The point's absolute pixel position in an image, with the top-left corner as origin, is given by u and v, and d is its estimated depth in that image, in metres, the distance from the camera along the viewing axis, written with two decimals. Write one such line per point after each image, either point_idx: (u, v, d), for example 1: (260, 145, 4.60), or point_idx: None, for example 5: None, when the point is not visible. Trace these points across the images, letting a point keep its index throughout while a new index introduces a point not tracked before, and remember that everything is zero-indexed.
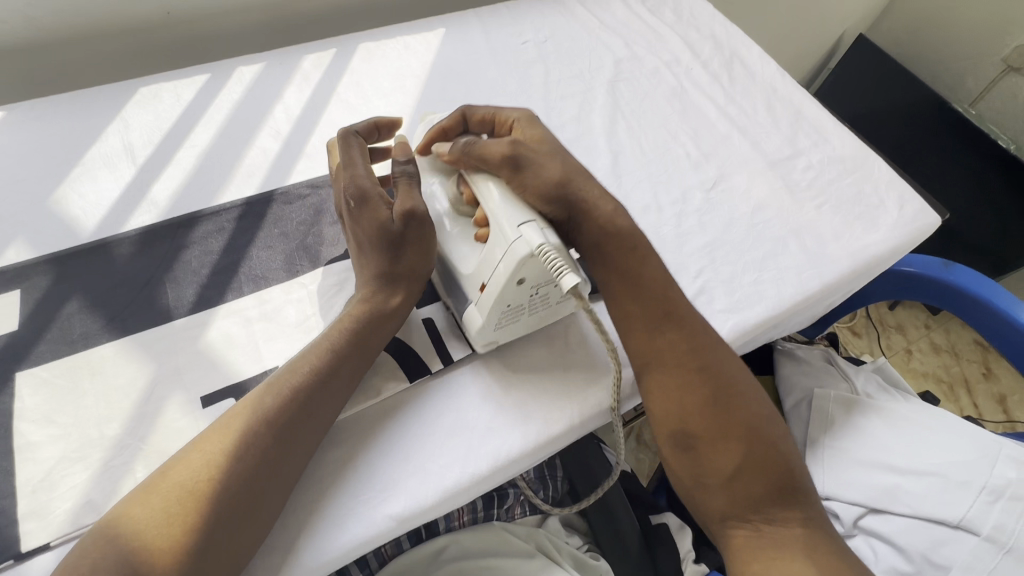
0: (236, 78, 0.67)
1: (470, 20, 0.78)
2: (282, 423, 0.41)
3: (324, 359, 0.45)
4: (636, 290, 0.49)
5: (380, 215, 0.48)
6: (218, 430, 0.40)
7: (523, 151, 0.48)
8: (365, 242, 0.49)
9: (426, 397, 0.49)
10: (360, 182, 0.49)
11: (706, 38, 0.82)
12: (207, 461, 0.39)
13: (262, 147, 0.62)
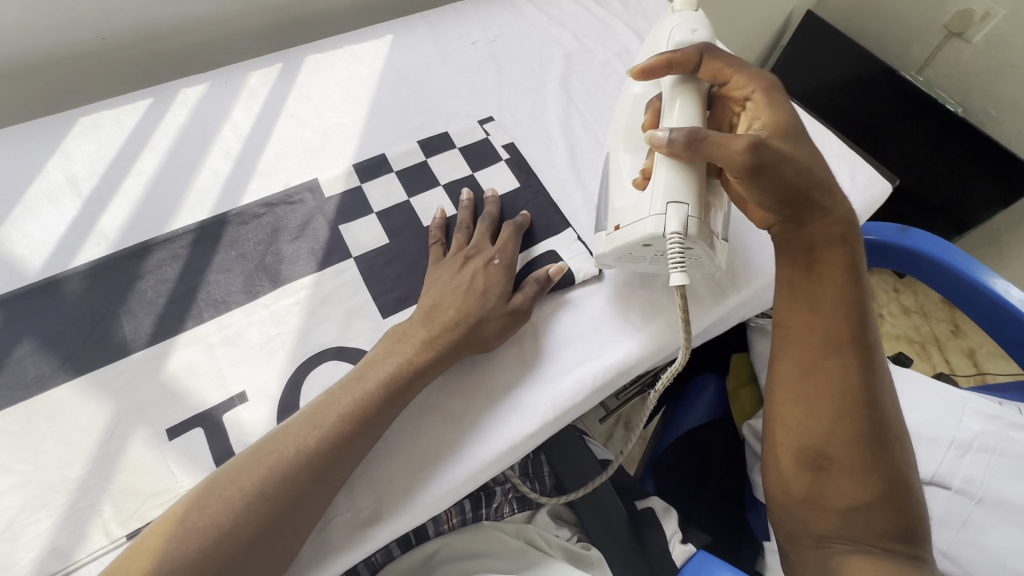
0: (181, 101, 0.65)
1: (417, 24, 0.78)
2: (328, 449, 0.42)
3: (379, 386, 0.46)
4: (823, 302, 0.49)
5: (501, 287, 0.52)
6: (266, 450, 0.42)
7: (766, 151, 0.45)
8: (475, 294, 0.51)
9: (482, 398, 0.50)
10: (508, 255, 0.54)
11: (653, 26, 0.83)
12: (246, 484, 0.40)
13: (212, 169, 0.60)
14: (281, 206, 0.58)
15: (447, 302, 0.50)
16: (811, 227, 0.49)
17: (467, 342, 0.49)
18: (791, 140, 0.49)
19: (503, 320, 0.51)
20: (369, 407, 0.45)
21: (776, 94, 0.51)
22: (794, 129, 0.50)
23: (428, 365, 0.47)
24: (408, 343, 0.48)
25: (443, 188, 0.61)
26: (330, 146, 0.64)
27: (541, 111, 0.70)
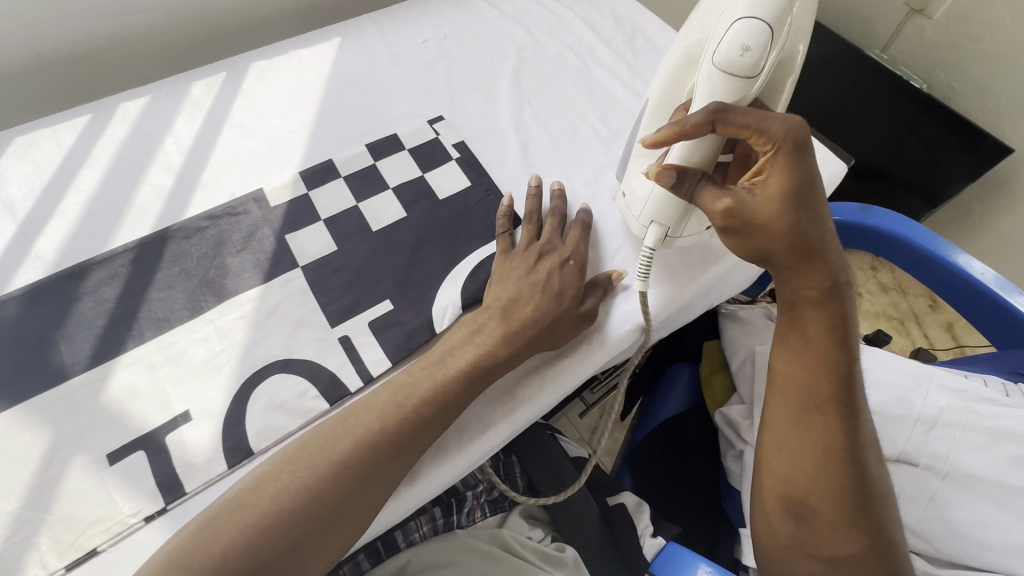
0: (121, 115, 0.64)
1: (365, 26, 0.76)
2: (393, 451, 0.42)
3: (420, 400, 0.43)
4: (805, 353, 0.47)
5: (574, 288, 0.50)
6: (328, 445, 0.41)
7: (737, 225, 0.43)
8: (550, 291, 0.49)
9: (472, 428, 0.47)
10: (577, 255, 0.53)
11: (606, 16, 0.82)
12: (309, 477, 0.40)
13: (154, 184, 0.59)
14: (225, 219, 0.56)
15: (525, 296, 0.49)
16: (793, 287, 0.46)
17: (539, 344, 0.48)
18: (800, 203, 0.42)
19: (574, 320, 0.49)
20: (434, 410, 0.44)
21: (801, 148, 0.40)
22: (808, 189, 0.41)
23: (493, 368, 0.46)
24: (473, 339, 0.47)
25: (392, 191, 0.60)
26: (276, 154, 0.62)
27: (492, 108, 0.69)
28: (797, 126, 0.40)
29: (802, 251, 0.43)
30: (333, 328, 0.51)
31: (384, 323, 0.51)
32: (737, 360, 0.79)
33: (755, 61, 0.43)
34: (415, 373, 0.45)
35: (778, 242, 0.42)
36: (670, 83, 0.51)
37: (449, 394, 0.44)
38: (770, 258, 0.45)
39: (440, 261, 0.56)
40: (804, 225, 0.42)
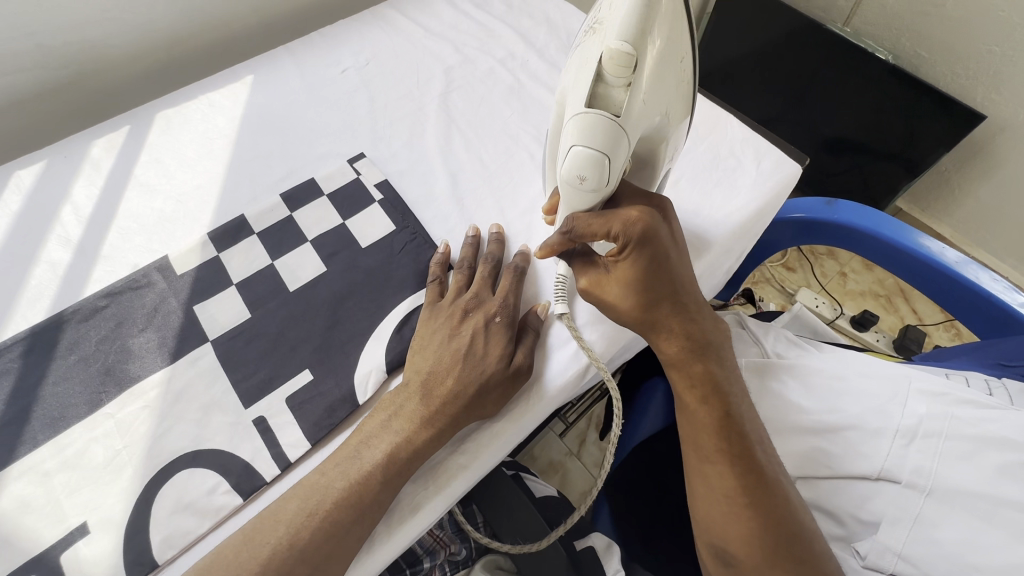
0: (13, 185, 0.59)
1: (279, 58, 0.71)
2: (311, 566, 0.38)
3: (339, 496, 0.40)
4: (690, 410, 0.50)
5: (497, 347, 0.47)
6: (232, 569, 0.38)
7: (595, 299, 0.49)
8: (473, 358, 0.46)
9: (405, 507, 0.44)
10: (504, 308, 0.49)
11: (539, 23, 0.77)
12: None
13: (50, 261, 0.54)
14: (126, 294, 0.52)
15: (440, 365, 0.46)
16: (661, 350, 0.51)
17: (466, 418, 0.45)
18: (647, 281, 0.46)
19: (499, 386, 0.46)
20: (351, 508, 0.40)
21: (644, 242, 0.44)
22: (653, 269, 0.46)
23: (421, 447, 0.43)
24: (393, 424, 0.44)
25: (311, 244, 0.56)
26: (184, 214, 0.58)
27: (418, 139, 0.65)
28: (637, 223, 0.44)
29: (654, 320, 0.48)
30: (248, 409, 0.47)
31: (303, 397, 0.47)
32: None
33: (595, 188, 0.39)
34: (327, 472, 0.42)
35: (626, 316, 0.48)
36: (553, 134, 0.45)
37: (369, 490, 0.41)
38: (632, 326, 0.50)
39: (363, 319, 0.52)
40: (651, 298, 0.47)
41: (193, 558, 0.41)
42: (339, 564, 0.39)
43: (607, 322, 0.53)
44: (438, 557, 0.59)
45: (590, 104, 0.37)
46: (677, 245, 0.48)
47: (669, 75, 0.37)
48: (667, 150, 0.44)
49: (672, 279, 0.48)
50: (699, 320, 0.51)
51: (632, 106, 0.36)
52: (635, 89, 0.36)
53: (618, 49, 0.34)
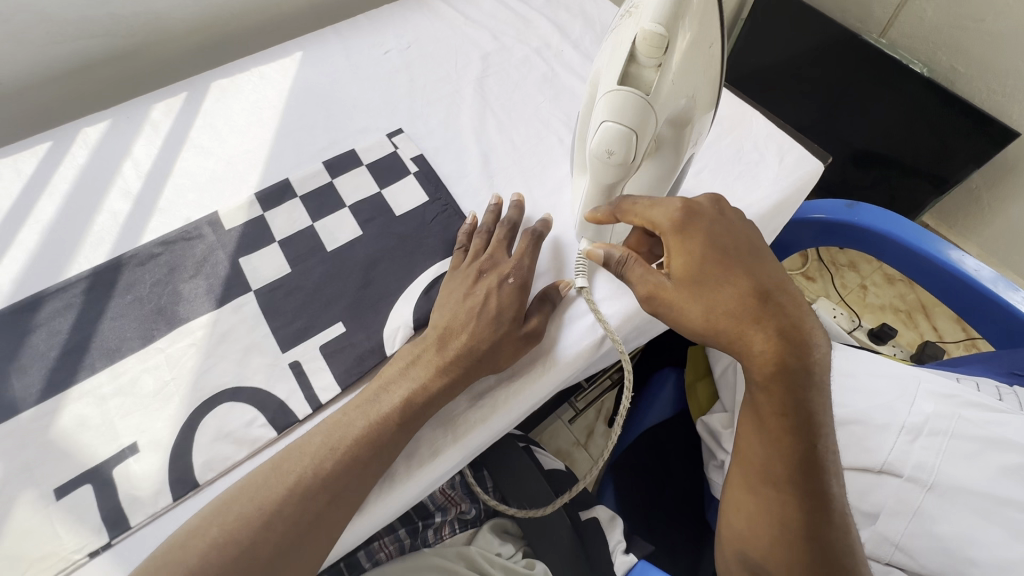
0: (81, 141, 0.64)
1: (327, 38, 0.76)
2: (334, 492, 0.42)
3: (359, 435, 0.44)
4: (760, 427, 0.47)
5: (511, 308, 0.50)
6: (262, 489, 0.41)
7: (659, 306, 0.48)
8: (487, 315, 0.49)
9: (428, 457, 0.47)
10: (518, 273, 0.52)
11: (575, 16, 0.80)
12: (246, 522, 0.40)
13: (111, 210, 0.59)
14: (179, 244, 0.56)
15: (461, 324, 0.49)
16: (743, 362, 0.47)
17: (476, 371, 0.47)
18: (711, 283, 0.46)
19: (514, 344, 0.49)
20: (373, 444, 0.43)
21: (697, 229, 0.47)
22: (715, 268, 0.46)
23: (437, 393, 0.46)
24: (413, 369, 0.47)
25: (349, 209, 0.60)
26: (233, 175, 0.62)
27: (453, 119, 0.68)
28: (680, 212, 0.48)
29: (732, 328, 0.46)
30: (284, 354, 0.50)
31: (335, 347, 0.51)
32: (720, 366, 0.76)
33: (622, 162, 0.42)
34: (355, 410, 0.45)
35: (696, 322, 0.46)
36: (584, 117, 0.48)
37: (390, 428, 0.44)
38: (705, 336, 0.47)
39: (394, 281, 0.55)
40: (723, 302, 0.46)
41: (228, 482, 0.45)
42: (359, 494, 0.43)
43: (625, 299, 0.55)
44: (449, 514, 0.62)
45: (622, 82, 0.39)
46: (741, 242, 0.48)
47: (699, 58, 0.39)
48: (693, 132, 0.46)
49: (746, 284, 0.46)
50: (795, 332, 0.46)
51: (661, 86, 0.39)
52: (665, 70, 0.38)
53: (651, 30, 0.36)
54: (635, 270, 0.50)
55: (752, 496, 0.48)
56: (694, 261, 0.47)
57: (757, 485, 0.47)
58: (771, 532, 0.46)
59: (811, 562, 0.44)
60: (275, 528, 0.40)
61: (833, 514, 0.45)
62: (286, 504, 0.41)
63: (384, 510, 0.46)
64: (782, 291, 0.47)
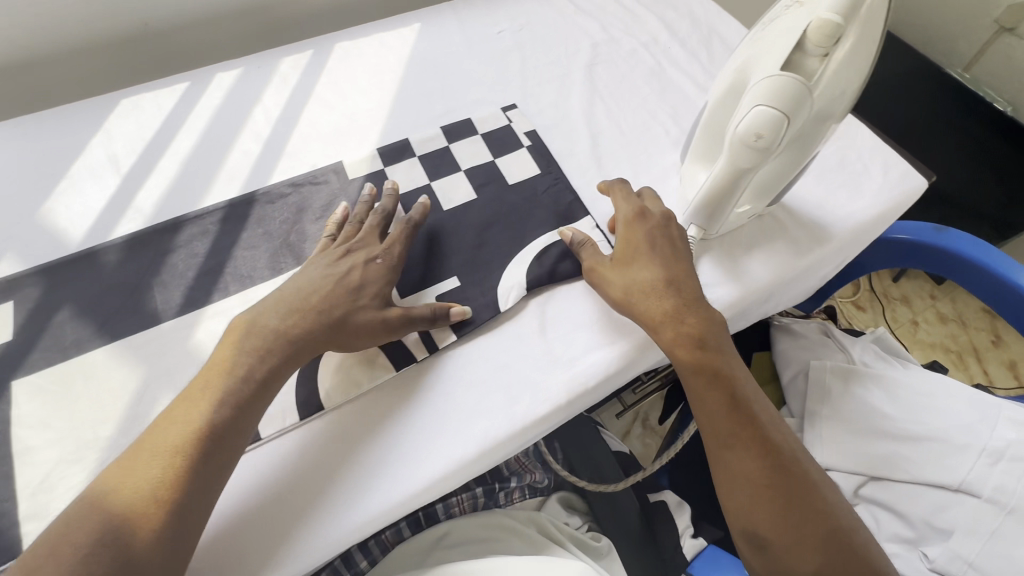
0: (215, 84, 0.68)
1: (444, 13, 0.79)
2: (161, 501, 0.38)
3: (227, 397, 0.43)
4: (701, 398, 0.49)
5: (370, 288, 0.49)
6: (75, 524, 0.37)
7: (598, 278, 0.53)
8: (349, 287, 0.49)
9: (390, 400, 0.49)
10: (384, 256, 0.52)
11: (683, 16, 0.81)
12: (65, 568, 0.35)
13: (243, 150, 0.62)
14: (306, 187, 0.59)
15: (310, 293, 0.48)
16: (663, 335, 0.49)
17: (321, 347, 0.47)
18: (636, 262, 0.52)
19: (375, 323, 0.48)
20: (192, 443, 0.40)
21: (645, 221, 0.54)
22: (646, 255, 0.52)
23: (279, 366, 0.45)
24: (240, 351, 0.45)
25: (463, 173, 0.62)
26: (356, 131, 0.65)
27: (564, 101, 0.70)
28: (635, 207, 0.55)
29: (652, 297, 0.50)
30: (403, 299, 0.53)
31: (451, 299, 0.53)
32: (788, 373, 0.78)
33: (768, 147, 0.43)
34: (176, 412, 0.42)
35: (620, 295, 0.51)
36: (716, 109, 0.50)
37: (220, 424, 0.42)
38: (625, 311, 0.51)
39: (506, 245, 0.57)
40: (641, 280, 0.51)
41: (355, 410, 0.48)
42: (199, 509, 0.39)
43: (731, 286, 0.57)
44: (523, 480, 0.63)
45: (785, 67, 0.41)
46: (666, 232, 0.54)
47: (860, 54, 0.41)
48: (826, 132, 0.48)
49: (663, 266, 0.52)
50: (695, 301, 0.50)
51: (824, 75, 0.41)
52: (831, 59, 0.41)
53: (827, 19, 0.39)
54: (591, 249, 0.55)
55: (720, 477, 0.48)
56: (628, 243, 0.53)
57: (717, 459, 0.48)
58: (747, 499, 0.46)
59: (785, 515, 0.45)
60: (105, 560, 0.36)
61: (783, 458, 0.47)
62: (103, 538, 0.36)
63: (477, 464, 0.47)
64: (685, 271, 0.52)
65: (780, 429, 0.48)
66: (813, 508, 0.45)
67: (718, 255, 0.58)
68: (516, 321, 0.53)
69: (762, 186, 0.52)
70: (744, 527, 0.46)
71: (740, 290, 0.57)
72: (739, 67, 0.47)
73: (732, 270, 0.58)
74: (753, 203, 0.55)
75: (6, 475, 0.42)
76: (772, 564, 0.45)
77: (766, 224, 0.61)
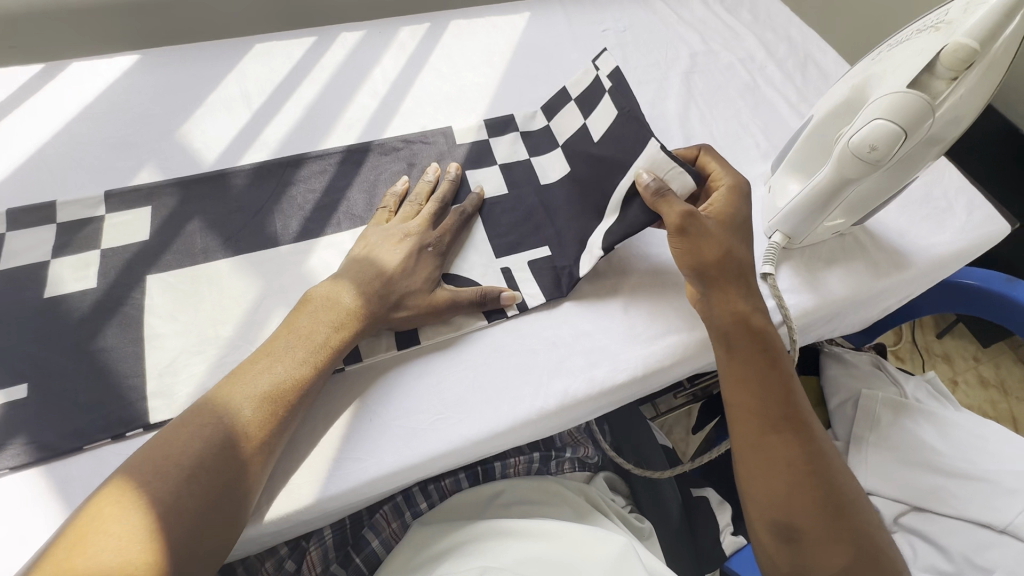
0: (340, 42, 0.73)
1: (554, 7, 0.83)
2: (250, 438, 0.41)
3: (323, 342, 0.46)
4: (755, 380, 0.50)
5: (422, 274, 0.52)
6: (174, 447, 0.40)
7: (693, 224, 0.52)
8: (403, 270, 0.51)
9: (473, 343, 0.51)
10: (437, 243, 0.54)
11: (781, 40, 0.84)
12: (179, 473, 0.39)
13: (361, 104, 0.67)
14: (417, 145, 0.63)
15: (368, 272, 0.50)
16: (733, 307, 0.52)
17: (373, 325, 0.49)
18: (729, 231, 0.53)
19: (423, 307, 0.50)
20: (279, 390, 0.43)
21: (744, 198, 0.56)
22: (733, 230, 0.54)
23: (348, 333, 0.47)
24: (323, 316, 0.47)
25: None
26: (465, 103, 0.69)
27: (660, 102, 0.73)
28: (738, 180, 0.57)
29: (733, 270, 0.52)
30: (498, 259, 0.57)
31: (542, 265, 0.57)
32: (836, 399, 0.77)
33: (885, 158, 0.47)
34: (263, 361, 0.45)
35: (713, 250, 0.52)
36: (824, 122, 0.53)
37: (303, 379, 0.44)
38: (707, 272, 0.52)
39: None
40: (733, 249, 0.53)
41: (444, 351, 0.51)
42: (278, 448, 0.42)
43: (807, 296, 0.59)
44: (576, 453, 0.64)
45: (911, 86, 0.46)
46: (748, 220, 0.56)
47: (983, 87, 0.46)
48: (928, 160, 0.51)
49: (742, 246, 0.53)
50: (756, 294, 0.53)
51: (948, 98, 0.45)
52: (959, 83, 0.45)
53: (964, 44, 0.43)
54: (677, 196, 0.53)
55: (762, 455, 0.49)
56: (727, 209, 0.55)
57: (763, 436, 0.49)
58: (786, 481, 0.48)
59: (823, 503, 0.47)
60: (207, 480, 0.39)
61: (824, 451, 0.49)
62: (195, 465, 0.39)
63: (553, 421, 0.50)
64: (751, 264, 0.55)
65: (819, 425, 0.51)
66: (849, 504, 0.47)
67: (797, 267, 0.60)
68: (603, 295, 0.56)
69: (857, 204, 0.54)
70: (779, 513, 0.47)
71: (813, 303, 0.58)
72: (857, 86, 0.51)
73: (811, 282, 0.59)
74: (842, 220, 0.57)
75: (137, 355, 0.47)
76: (800, 551, 0.47)
77: (847, 243, 0.62)
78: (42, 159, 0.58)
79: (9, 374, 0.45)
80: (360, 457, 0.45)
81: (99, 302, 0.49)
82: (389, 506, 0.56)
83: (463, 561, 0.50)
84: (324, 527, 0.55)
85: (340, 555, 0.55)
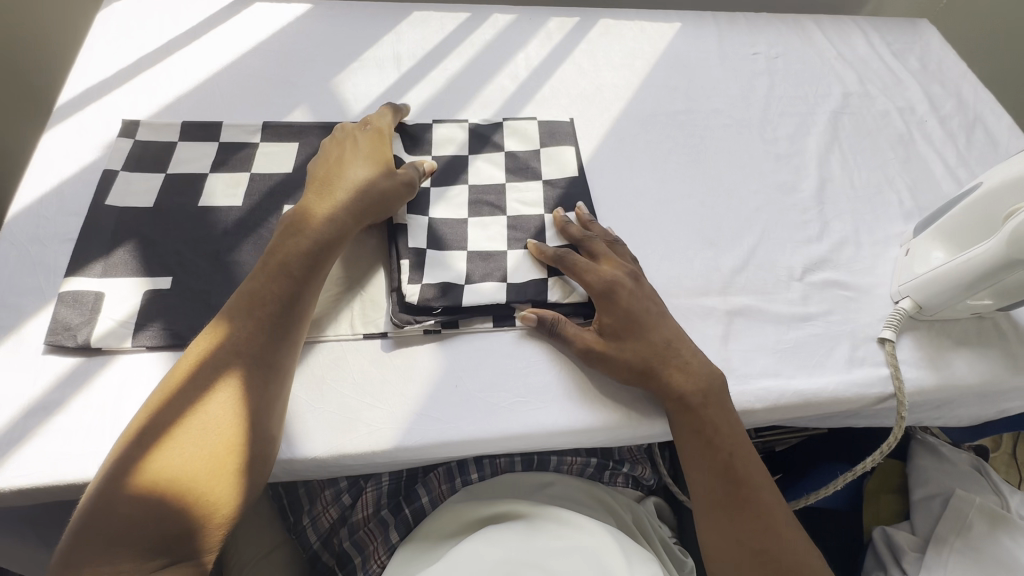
0: (492, 22, 0.75)
1: (707, 21, 0.81)
2: (259, 349, 0.44)
3: (296, 257, 0.48)
4: (701, 455, 0.47)
5: (370, 158, 0.54)
6: (184, 367, 0.43)
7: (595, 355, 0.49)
8: (352, 163, 0.53)
9: None
10: (371, 130, 0.57)
11: (949, 95, 0.77)
12: (187, 392, 0.42)
13: (501, 85, 0.69)
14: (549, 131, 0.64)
15: (322, 180, 0.53)
16: (668, 379, 0.48)
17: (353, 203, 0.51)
18: (631, 334, 0.49)
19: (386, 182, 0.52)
20: (280, 306, 0.46)
21: (612, 291, 0.50)
22: (613, 338, 0.49)
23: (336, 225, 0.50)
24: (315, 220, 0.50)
25: (685, 174, 0.64)
26: (600, 102, 0.69)
27: (801, 137, 0.70)
28: (601, 276, 0.51)
29: (646, 369, 0.48)
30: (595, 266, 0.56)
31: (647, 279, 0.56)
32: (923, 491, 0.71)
33: None
34: (255, 286, 0.47)
35: (623, 367, 0.48)
36: (996, 192, 0.50)
37: (292, 275, 0.47)
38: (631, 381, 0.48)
39: (710, 252, 0.59)
40: (648, 346, 0.49)
41: (536, 338, 0.52)
42: (273, 340, 0.45)
43: (928, 374, 0.54)
44: (634, 470, 0.62)
45: None
46: (648, 304, 0.51)
47: None
48: None
49: (634, 344, 0.49)
50: (689, 352, 0.49)
51: None
52: None
53: None
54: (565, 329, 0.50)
55: (711, 528, 0.46)
56: (609, 316, 0.50)
57: (711, 512, 0.46)
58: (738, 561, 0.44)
59: None
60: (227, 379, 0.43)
61: (784, 533, 0.45)
62: (222, 386, 0.42)
63: (631, 435, 0.50)
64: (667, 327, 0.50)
65: (775, 498, 0.46)
66: None
67: (924, 340, 0.55)
68: (702, 320, 0.55)
69: (1018, 287, 0.49)
70: None
71: (934, 383, 0.53)
72: None
73: (935, 360, 0.54)
74: (989, 301, 0.51)
75: None
76: None
77: (983, 327, 0.56)
78: (217, 82, 0.64)
79: (160, 266, 0.51)
80: (438, 417, 0.47)
81: (243, 220, 0.54)
82: (442, 469, 0.57)
83: (507, 530, 0.50)
84: (383, 474, 0.57)
85: (391, 503, 0.57)
